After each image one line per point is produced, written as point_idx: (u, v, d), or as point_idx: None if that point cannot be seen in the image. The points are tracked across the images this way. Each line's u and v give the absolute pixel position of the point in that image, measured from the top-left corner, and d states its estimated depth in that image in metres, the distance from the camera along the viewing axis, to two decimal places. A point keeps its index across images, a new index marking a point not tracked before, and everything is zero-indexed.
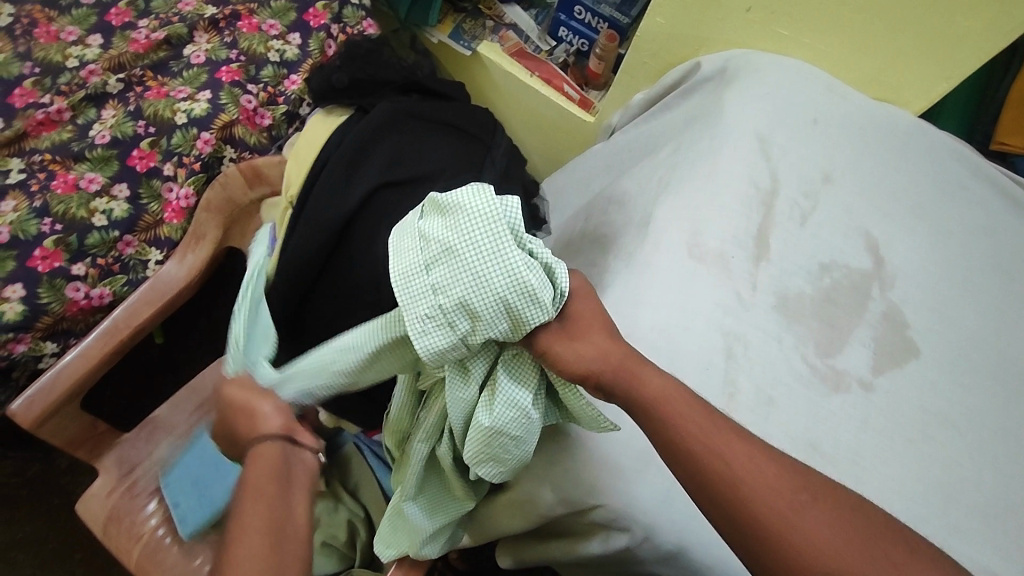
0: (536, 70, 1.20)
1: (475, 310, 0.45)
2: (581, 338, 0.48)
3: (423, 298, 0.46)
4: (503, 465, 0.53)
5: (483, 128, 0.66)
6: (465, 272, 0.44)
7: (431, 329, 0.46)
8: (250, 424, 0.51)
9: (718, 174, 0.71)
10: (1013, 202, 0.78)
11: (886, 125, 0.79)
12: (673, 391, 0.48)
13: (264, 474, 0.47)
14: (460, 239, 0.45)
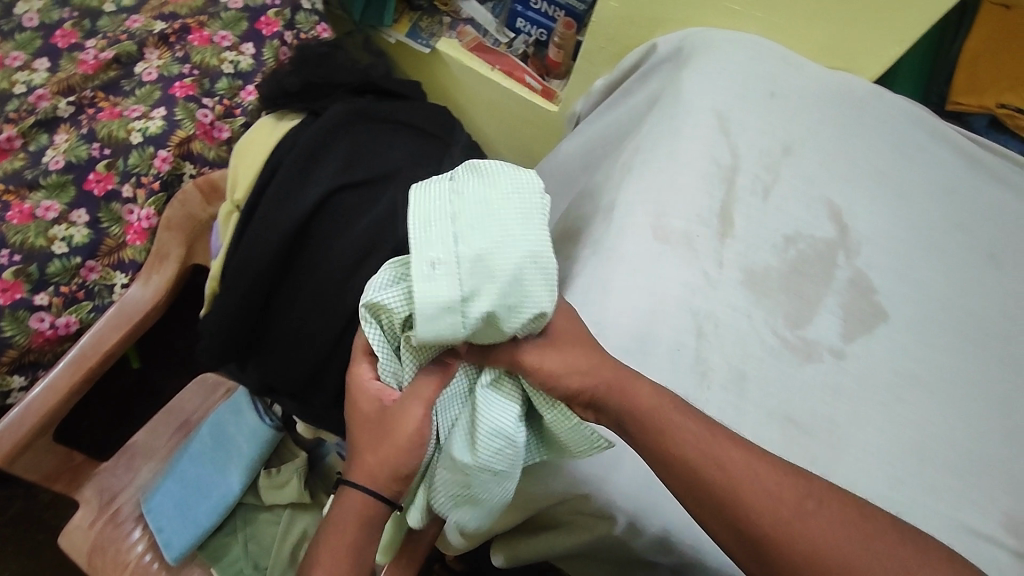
0: (496, 63, 1.20)
1: (489, 271, 0.43)
2: (560, 350, 0.47)
3: (438, 244, 0.43)
4: (482, 501, 0.52)
5: (440, 125, 0.65)
6: (494, 224, 0.43)
7: (437, 277, 0.43)
8: (372, 460, 0.50)
9: (678, 155, 0.71)
10: (970, 161, 0.79)
11: (844, 94, 0.79)
12: (663, 402, 0.49)
13: (355, 526, 0.51)
14: (497, 203, 0.45)
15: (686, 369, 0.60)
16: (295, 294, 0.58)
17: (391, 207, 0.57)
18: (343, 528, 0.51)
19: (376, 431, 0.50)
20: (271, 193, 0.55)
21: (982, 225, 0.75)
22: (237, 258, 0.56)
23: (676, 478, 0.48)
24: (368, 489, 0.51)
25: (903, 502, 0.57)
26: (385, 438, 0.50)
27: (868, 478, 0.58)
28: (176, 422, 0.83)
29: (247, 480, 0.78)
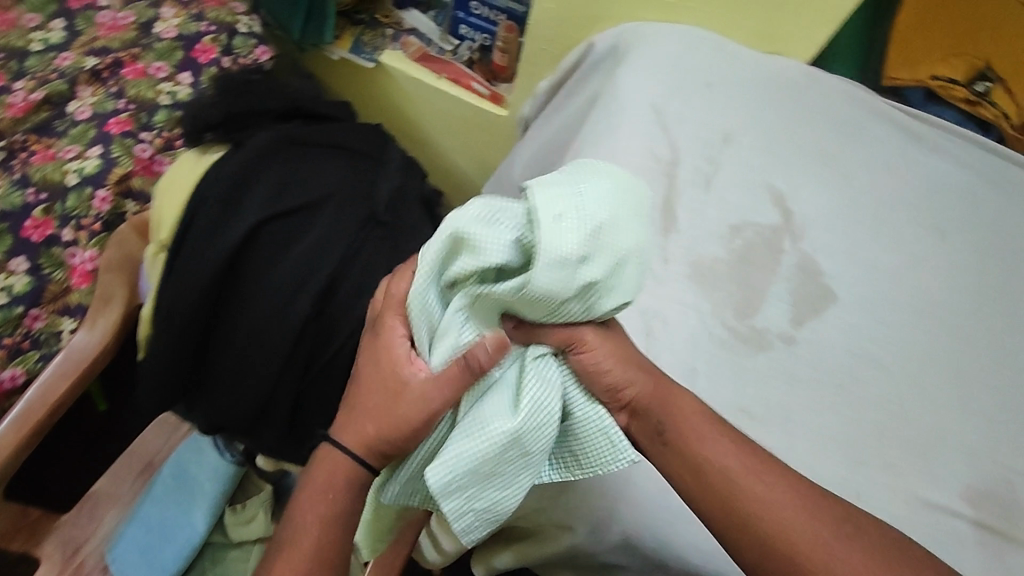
0: (441, 71, 1.20)
1: (611, 244, 0.42)
2: (608, 345, 0.47)
3: (567, 207, 0.42)
4: (491, 492, 0.46)
5: (373, 144, 0.64)
6: (624, 206, 0.43)
7: (565, 231, 0.41)
8: (358, 423, 0.50)
9: (616, 154, 0.72)
10: (909, 134, 0.80)
11: (778, 80, 0.81)
12: (695, 412, 0.50)
13: (322, 493, 0.51)
14: (626, 189, 0.44)
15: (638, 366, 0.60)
16: (236, 322, 0.56)
17: (324, 233, 0.56)
18: (311, 491, 0.51)
19: (375, 393, 0.50)
20: (196, 230, 0.54)
21: (926, 197, 0.76)
22: (165, 298, 0.54)
23: (690, 475, 0.49)
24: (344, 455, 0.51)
25: (863, 483, 0.58)
26: (392, 412, 0.48)
27: (826, 462, 0.58)
28: (139, 464, 0.78)
29: (212, 520, 0.79)
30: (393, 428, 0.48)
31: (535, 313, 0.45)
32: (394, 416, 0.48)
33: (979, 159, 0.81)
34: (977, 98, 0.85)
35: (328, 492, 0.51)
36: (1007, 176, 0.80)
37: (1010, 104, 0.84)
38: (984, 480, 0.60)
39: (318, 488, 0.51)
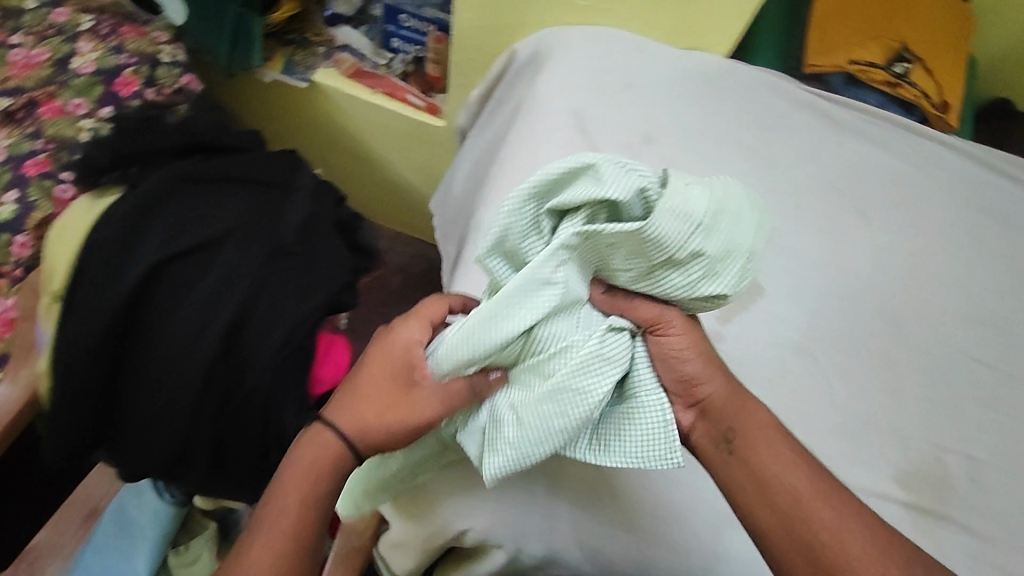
0: (376, 86, 1.18)
1: (723, 232, 0.50)
2: (682, 341, 0.53)
3: (696, 192, 0.49)
4: (535, 430, 0.50)
5: (282, 173, 0.64)
6: (742, 212, 0.51)
7: (692, 204, 0.49)
8: (354, 410, 0.54)
9: (536, 165, 0.73)
10: (832, 121, 0.80)
11: (696, 75, 0.80)
12: (759, 423, 0.53)
13: (306, 475, 0.53)
14: (746, 205, 0.52)
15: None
16: (146, 357, 0.55)
17: (226, 269, 0.55)
18: (295, 474, 0.53)
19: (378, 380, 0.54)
20: (88, 275, 0.54)
21: (851, 181, 0.76)
22: (63, 348, 0.54)
23: (744, 477, 0.52)
24: (334, 438, 0.54)
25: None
26: (393, 405, 0.53)
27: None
28: (81, 513, 0.79)
29: (155, 564, 0.75)
30: (380, 422, 0.53)
31: (629, 268, 0.51)
32: (390, 410, 0.53)
33: (903, 138, 0.81)
34: (897, 79, 0.85)
35: (310, 473, 0.53)
36: (932, 155, 0.80)
37: (932, 88, 0.86)
38: (913, 458, 0.62)
39: (302, 472, 0.53)
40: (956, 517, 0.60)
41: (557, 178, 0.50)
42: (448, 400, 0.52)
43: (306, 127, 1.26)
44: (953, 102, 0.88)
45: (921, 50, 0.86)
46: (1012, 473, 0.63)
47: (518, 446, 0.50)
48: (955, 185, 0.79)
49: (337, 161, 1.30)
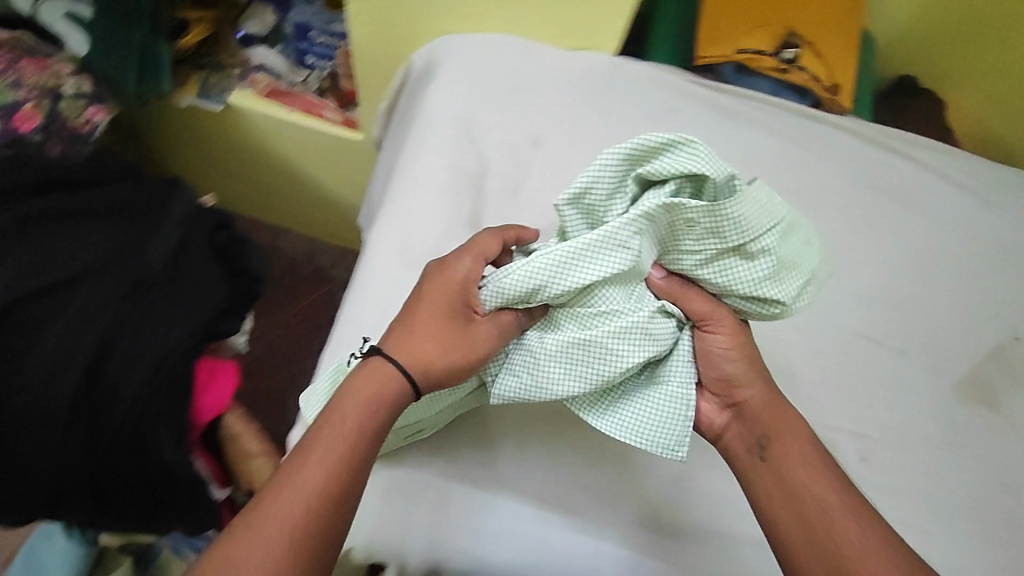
0: (293, 104, 1.17)
1: (784, 245, 0.56)
2: (727, 337, 0.58)
3: (770, 203, 0.55)
4: (558, 371, 0.56)
5: (146, 207, 0.74)
6: (800, 236, 0.57)
7: (767, 207, 0.54)
8: (415, 345, 0.56)
9: (420, 175, 0.74)
10: (723, 112, 0.82)
11: (587, 76, 0.81)
12: (798, 430, 0.56)
13: (365, 403, 0.53)
14: (803, 232, 0.58)
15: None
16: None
17: (79, 304, 0.66)
18: (354, 403, 0.53)
19: (432, 317, 0.57)
20: None
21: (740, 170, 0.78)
22: None
23: (770, 475, 0.54)
24: (392, 370, 0.55)
25: (682, 468, 0.64)
26: (457, 340, 0.56)
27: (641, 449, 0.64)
28: None
29: None
30: (443, 354, 0.56)
31: (699, 251, 0.56)
32: (453, 341, 0.56)
33: (792, 122, 0.83)
34: (786, 66, 0.86)
35: (369, 403, 0.53)
36: (824, 139, 0.82)
37: (823, 71, 0.87)
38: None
39: (362, 401, 0.53)
40: None
41: (649, 146, 0.53)
42: (503, 330, 0.57)
43: (228, 149, 1.27)
44: (848, 83, 0.89)
45: (808, 33, 0.88)
46: (888, 447, 0.67)
47: (533, 383, 0.57)
48: (847, 168, 0.81)
49: (254, 173, 1.31)
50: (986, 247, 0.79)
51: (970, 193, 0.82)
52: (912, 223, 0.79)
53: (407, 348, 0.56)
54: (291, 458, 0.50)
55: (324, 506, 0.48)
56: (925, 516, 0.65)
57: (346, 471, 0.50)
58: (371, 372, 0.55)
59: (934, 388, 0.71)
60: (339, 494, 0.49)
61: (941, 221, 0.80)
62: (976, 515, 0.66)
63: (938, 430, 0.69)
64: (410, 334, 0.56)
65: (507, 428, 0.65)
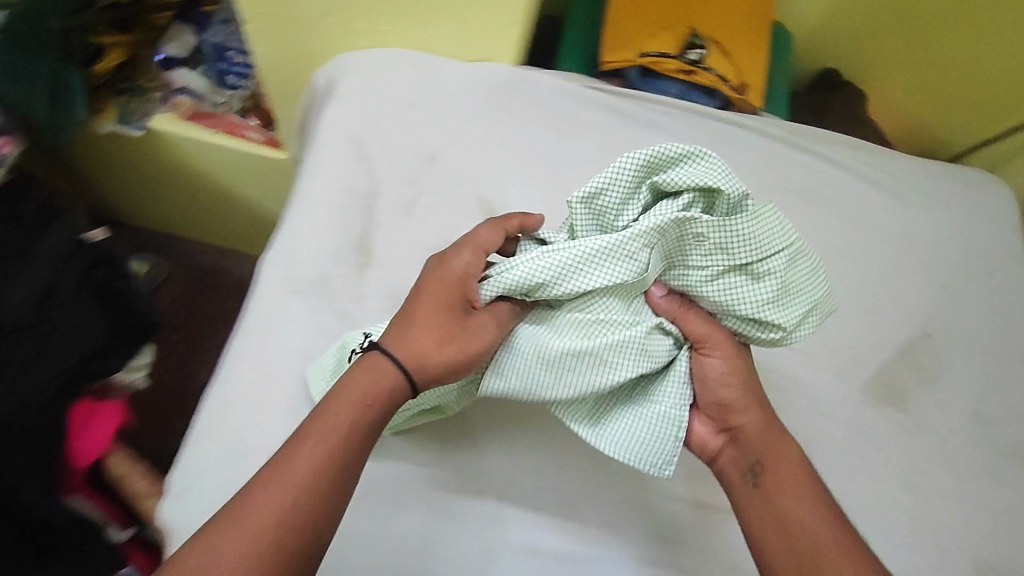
0: (215, 126, 1.16)
1: (789, 272, 0.56)
2: (725, 360, 0.58)
3: (779, 229, 0.55)
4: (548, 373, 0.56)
5: (14, 247, 0.83)
6: (809, 265, 0.57)
7: (776, 230, 0.55)
8: (412, 338, 0.54)
9: (310, 198, 0.73)
10: (623, 117, 0.82)
11: (484, 88, 0.80)
12: (795, 464, 0.56)
13: (360, 397, 0.51)
14: (814, 265, 0.58)
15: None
16: None
17: None
18: (346, 397, 0.51)
19: (431, 310, 0.56)
20: None
21: None
22: None
23: (764, 502, 0.54)
24: (390, 365, 0.53)
25: (572, 494, 0.63)
26: (453, 335, 0.55)
27: (536, 468, 0.64)
28: None
29: None
30: (439, 347, 0.54)
31: (705, 267, 0.56)
32: (451, 334, 0.55)
33: (696, 123, 0.83)
34: (692, 66, 0.84)
35: (363, 397, 0.51)
36: (728, 138, 0.83)
37: (731, 70, 0.86)
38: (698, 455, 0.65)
39: (358, 395, 0.51)
40: None
41: (666, 157, 0.55)
42: (500, 323, 0.57)
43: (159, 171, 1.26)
44: (757, 81, 0.88)
45: (714, 34, 0.86)
46: None
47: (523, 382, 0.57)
48: (751, 169, 0.82)
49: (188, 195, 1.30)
50: (889, 241, 0.81)
51: (876, 187, 0.83)
52: (812, 224, 0.80)
53: (404, 344, 0.54)
54: (280, 452, 0.49)
55: (310, 501, 0.47)
56: None
57: (334, 467, 0.48)
58: (369, 366, 0.53)
59: (838, 387, 0.71)
60: (324, 490, 0.47)
61: (846, 217, 0.81)
62: (885, 518, 0.66)
63: (845, 433, 0.69)
64: (411, 327, 0.55)
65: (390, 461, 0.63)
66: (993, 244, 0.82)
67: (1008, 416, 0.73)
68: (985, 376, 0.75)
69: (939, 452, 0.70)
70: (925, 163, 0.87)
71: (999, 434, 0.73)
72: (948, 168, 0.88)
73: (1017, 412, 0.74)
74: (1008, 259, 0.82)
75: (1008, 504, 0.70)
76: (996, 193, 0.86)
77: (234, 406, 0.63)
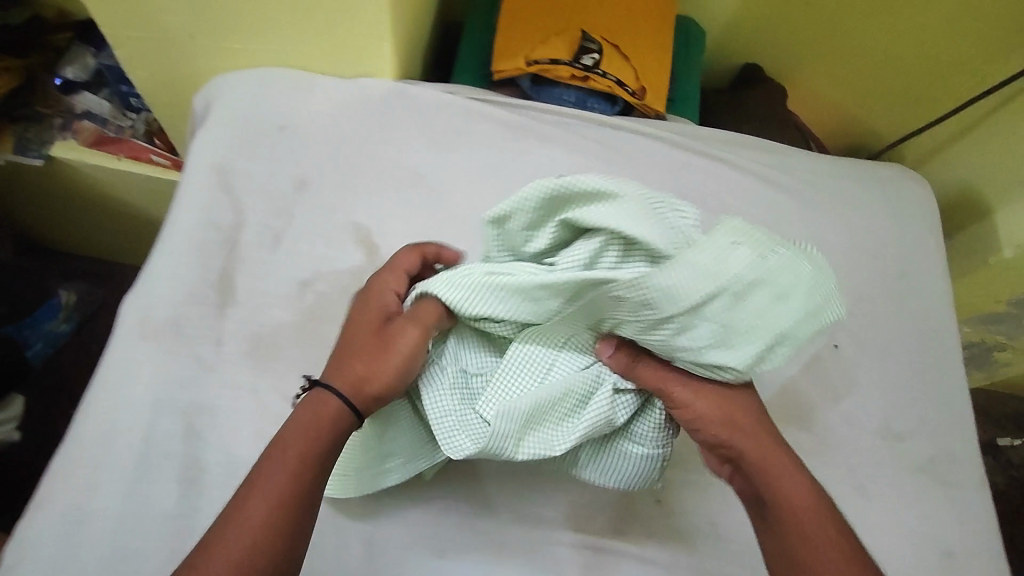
0: (119, 151, 1.11)
1: (733, 312, 0.49)
2: (702, 397, 0.54)
3: (719, 265, 0.48)
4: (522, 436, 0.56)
5: None
6: (768, 294, 0.50)
7: (714, 267, 0.48)
8: (347, 366, 0.55)
9: (170, 234, 0.70)
10: (512, 129, 0.78)
11: (364, 103, 0.77)
12: (802, 490, 0.53)
13: (304, 434, 0.51)
14: (781, 289, 0.50)
15: (178, 469, 0.61)
16: None
17: None
18: (292, 434, 0.51)
19: (359, 334, 0.56)
20: None
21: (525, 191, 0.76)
22: None
23: (772, 534, 0.52)
24: (328, 396, 0.53)
25: (449, 538, 0.61)
26: (382, 350, 0.55)
27: (417, 512, 0.62)
28: None
29: None
30: (372, 366, 0.54)
31: (634, 322, 0.52)
32: (378, 350, 0.55)
33: (590, 131, 0.80)
34: (585, 73, 0.80)
35: (309, 431, 0.51)
36: (624, 147, 0.80)
37: (629, 74, 0.82)
38: (578, 493, 0.65)
39: (300, 431, 0.51)
40: (633, 542, 0.63)
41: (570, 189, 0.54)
42: (421, 321, 0.56)
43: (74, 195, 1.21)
44: (659, 83, 0.84)
45: (608, 36, 0.82)
46: (666, 483, 0.66)
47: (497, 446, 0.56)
48: (647, 177, 0.78)
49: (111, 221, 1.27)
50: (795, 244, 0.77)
51: (777, 187, 0.81)
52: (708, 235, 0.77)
53: (341, 374, 0.54)
54: (234, 498, 0.49)
55: (269, 541, 0.47)
56: (721, 550, 0.64)
57: (287, 503, 0.48)
58: (312, 402, 0.53)
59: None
60: (281, 528, 0.47)
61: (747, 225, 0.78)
62: None
63: None
64: (345, 354, 0.56)
65: None
66: (899, 246, 0.80)
67: (908, 428, 0.72)
68: (884, 386, 0.74)
69: (838, 470, 0.69)
70: (831, 161, 0.85)
71: (901, 448, 0.71)
72: (857, 164, 0.86)
73: (917, 423, 0.73)
74: (914, 261, 0.80)
75: (907, 520, 0.68)
76: (914, 191, 0.84)
77: (77, 465, 0.60)
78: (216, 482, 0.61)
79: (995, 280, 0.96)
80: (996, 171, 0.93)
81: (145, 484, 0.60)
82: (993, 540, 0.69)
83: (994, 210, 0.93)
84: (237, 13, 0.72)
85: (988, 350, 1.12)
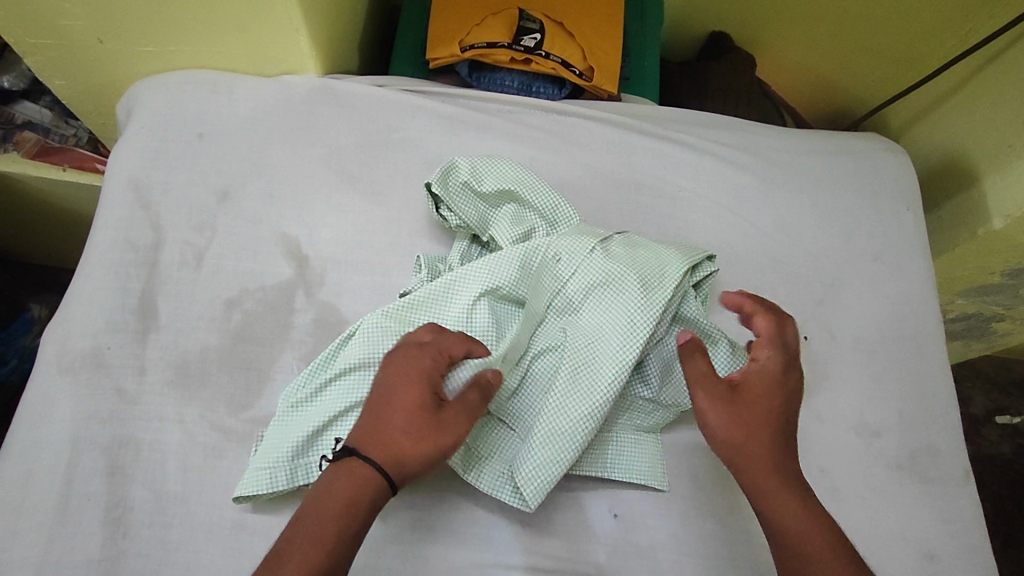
0: (65, 160, 0.95)
1: (657, 276, 0.62)
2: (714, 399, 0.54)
3: (619, 246, 0.64)
4: (545, 443, 0.56)
5: None
6: (668, 264, 0.63)
7: (619, 248, 0.63)
8: (387, 437, 0.49)
9: (90, 257, 0.66)
10: (447, 119, 0.74)
11: (288, 104, 0.73)
12: (806, 507, 0.52)
13: (344, 505, 0.47)
14: (677, 257, 0.64)
15: (100, 508, 0.55)
16: None
17: None
18: (330, 504, 0.47)
19: (401, 409, 0.50)
20: None
21: None
22: None
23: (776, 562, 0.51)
24: (370, 471, 0.48)
25: (398, 567, 0.55)
26: (426, 435, 0.49)
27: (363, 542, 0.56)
28: None
29: None
30: (415, 447, 0.49)
31: (588, 299, 0.61)
32: (423, 433, 0.49)
33: (534, 118, 0.75)
34: (527, 55, 0.77)
35: (350, 505, 0.47)
36: (573, 135, 0.75)
37: (575, 53, 0.78)
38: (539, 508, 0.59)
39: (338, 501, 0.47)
40: (595, 562, 0.58)
41: (490, 196, 0.66)
42: (467, 407, 0.51)
43: (15, 200, 1.01)
44: (608, 60, 0.79)
45: (547, 14, 0.78)
46: (631, 493, 0.61)
47: (526, 458, 0.56)
48: (598, 164, 0.74)
49: (67, 229, 1.10)
50: (758, 235, 0.73)
51: (741, 168, 0.76)
52: (667, 223, 0.72)
53: (379, 449, 0.49)
54: (263, 569, 0.45)
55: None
56: (690, 563, 0.59)
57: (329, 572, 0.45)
58: (349, 475, 0.48)
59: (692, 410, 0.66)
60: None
61: (707, 212, 0.73)
62: (743, 550, 0.61)
63: (701, 457, 0.64)
64: (381, 425, 0.50)
65: (184, 554, 0.55)
66: (869, 223, 0.76)
67: (884, 423, 0.67)
68: (860, 377, 0.69)
69: (810, 472, 0.63)
70: (799, 136, 0.81)
71: (878, 445, 0.66)
72: (826, 139, 0.82)
73: (894, 416, 0.68)
74: (885, 238, 0.76)
75: (893, 522, 0.63)
76: (887, 165, 0.81)
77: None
78: (144, 520, 0.56)
79: (987, 254, 0.88)
80: (988, 133, 0.84)
81: (61, 531, 0.54)
82: (980, 536, 0.64)
83: (983, 178, 0.84)
84: (143, 15, 0.66)
85: (985, 322, 1.05)
